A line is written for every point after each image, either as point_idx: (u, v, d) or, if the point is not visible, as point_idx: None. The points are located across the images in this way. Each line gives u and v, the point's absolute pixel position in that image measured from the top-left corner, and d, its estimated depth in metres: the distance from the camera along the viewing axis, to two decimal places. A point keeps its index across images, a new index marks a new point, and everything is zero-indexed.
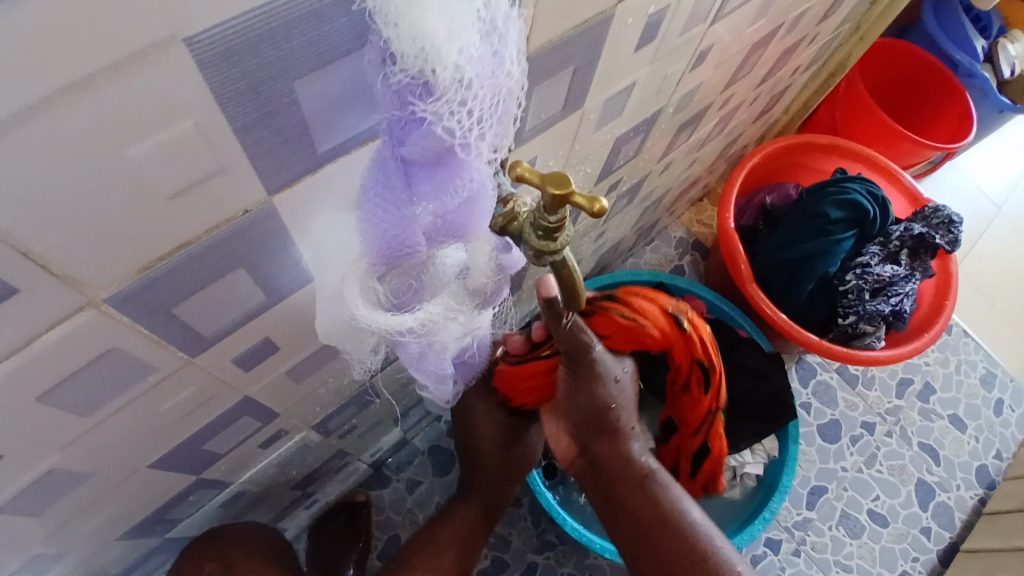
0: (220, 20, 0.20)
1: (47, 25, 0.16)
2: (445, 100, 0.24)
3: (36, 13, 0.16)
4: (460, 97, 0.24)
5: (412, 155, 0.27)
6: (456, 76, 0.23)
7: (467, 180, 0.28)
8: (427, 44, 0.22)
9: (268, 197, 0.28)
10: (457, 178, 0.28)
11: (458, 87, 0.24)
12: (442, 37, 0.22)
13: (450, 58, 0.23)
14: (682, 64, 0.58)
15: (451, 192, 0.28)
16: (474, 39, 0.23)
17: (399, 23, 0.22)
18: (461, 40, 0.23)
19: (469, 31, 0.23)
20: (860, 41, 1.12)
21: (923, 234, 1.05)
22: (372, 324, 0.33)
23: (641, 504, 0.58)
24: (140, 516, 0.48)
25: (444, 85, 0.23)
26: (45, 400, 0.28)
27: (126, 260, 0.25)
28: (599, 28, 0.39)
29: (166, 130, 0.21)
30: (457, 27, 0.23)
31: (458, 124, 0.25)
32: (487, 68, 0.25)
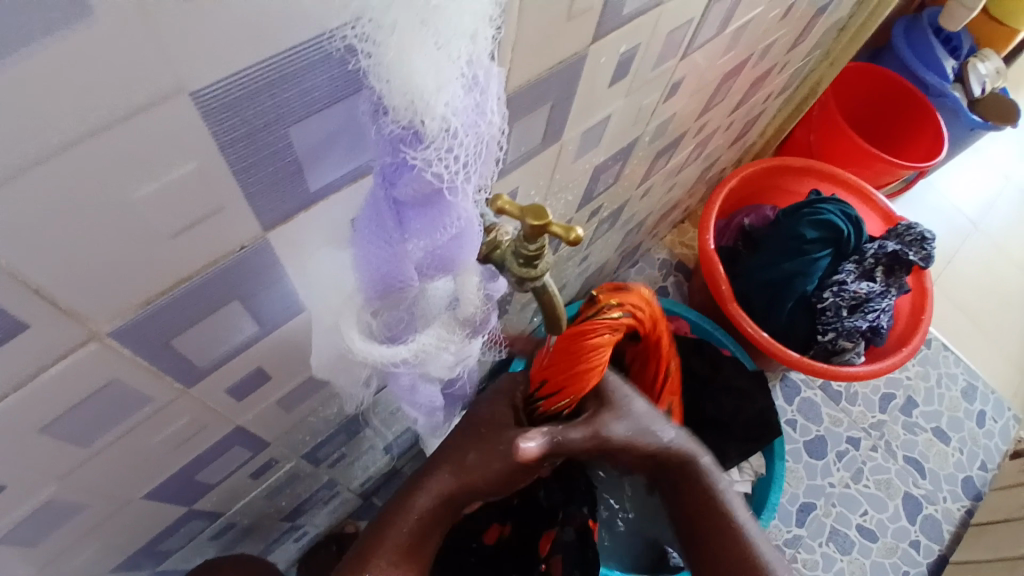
0: (221, 75, 0.21)
1: (66, 82, 0.18)
2: (434, 148, 0.26)
3: (55, 71, 0.18)
4: (447, 145, 0.26)
5: (403, 197, 0.29)
6: (444, 126, 0.26)
7: (455, 219, 0.30)
8: (417, 99, 0.24)
9: (263, 233, 0.29)
10: (446, 217, 0.30)
11: (446, 136, 0.26)
12: (431, 91, 0.24)
13: (438, 109, 0.25)
14: (657, 95, 0.61)
15: (440, 229, 0.30)
16: (460, 92, 0.25)
17: (391, 78, 0.24)
18: (448, 93, 0.25)
19: (456, 85, 0.25)
20: (827, 68, 1.17)
21: (896, 252, 1.09)
22: (367, 356, 0.36)
23: (694, 503, 0.56)
24: (130, 549, 0.48)
25: (432, 134, 0.26)
26: (46, 431, 0.29)
27: (128, 294, 0.26)
28: (574, 66, 0.41)
29: (171, 173, 0.23)
30: (446, 80, 0.24)
31: (446, 169, 0.27)
32: (471, 117, 0.27)
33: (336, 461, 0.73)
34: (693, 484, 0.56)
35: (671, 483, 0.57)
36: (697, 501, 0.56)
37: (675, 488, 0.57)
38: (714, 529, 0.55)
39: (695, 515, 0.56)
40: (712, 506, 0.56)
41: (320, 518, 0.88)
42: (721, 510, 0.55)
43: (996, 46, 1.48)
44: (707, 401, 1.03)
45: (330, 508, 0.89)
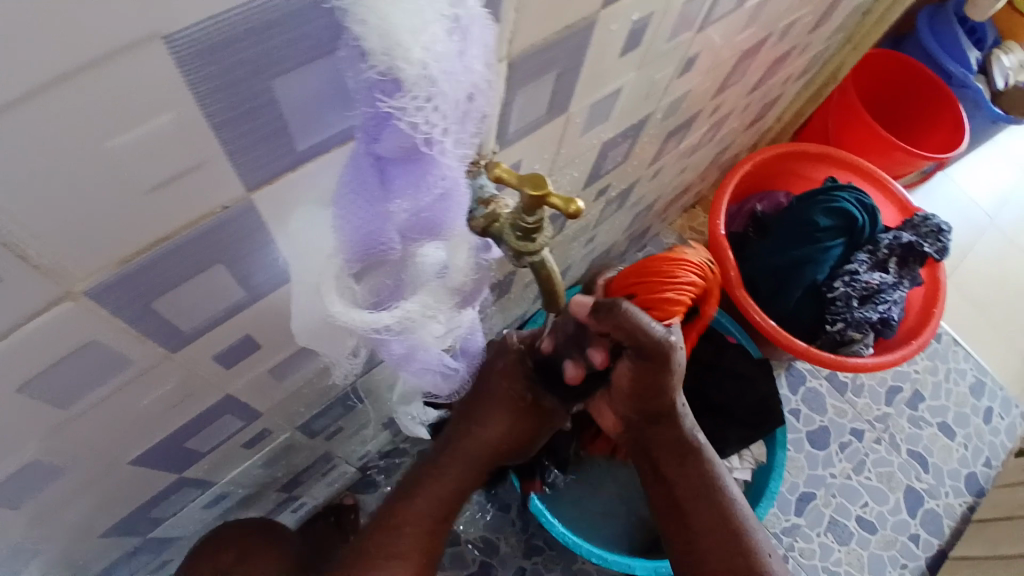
0: (197, 20, 0.20)
1: (20, 15, 0.17)
2: (412, 96, 0.25)
3: (16, 2, 0.16)
4: (426, 94, 0.25)
5: (385, 153, 0.28)
6: (423, 73, 0.24)
7: (438, 176, 0.29)
8: (395, 43, 0.23)
9: (246, 194, 0.28)
10: (430, 174, 0.29)
11: (425, 83, 0.25)
12: (407, 34, 0.23)
13: (416, 54, 0.24)
14: (670, 70, 0.59)
15: (423, 188, 0.30)
16: (439, 36, 0.24)
17: (367, 20, 0.23)
18: (426, 36, 0.24)
19: (432, 27, 0.24)
20: (852, 50, 1.13)
21: (911, 243, 1.07)
22: (349, 321, 0.34)
23: (688, 483, 0.58)
24: (120, 513, 0.48)
25: (411, 81, 0.24)
26: (25, 390, 0.29)
27: (104, 252, 0.25)
28: (581, 33, 0.39)
29: (145, 124, 0.22)
30: (423, 22, 0.23)
31: (424, 120, 0.26)
32: (453, 63, 0.25)
33: (333, 433, 0.73)
34: (689, 466, 0.58)
35: (665, 461, 0.59)
36: (694, 482, 0.58)
37: (668, 466, 0.59)
38: (697, 496, 0.58)
39: (688, 500, 0.58)
40: (710, 490, 0.58)
41: (318, 490, 0.88)
42: (716, 494, 0.58)
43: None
44: (712, 388, 1.02)
45: (328, 481, 0.89)
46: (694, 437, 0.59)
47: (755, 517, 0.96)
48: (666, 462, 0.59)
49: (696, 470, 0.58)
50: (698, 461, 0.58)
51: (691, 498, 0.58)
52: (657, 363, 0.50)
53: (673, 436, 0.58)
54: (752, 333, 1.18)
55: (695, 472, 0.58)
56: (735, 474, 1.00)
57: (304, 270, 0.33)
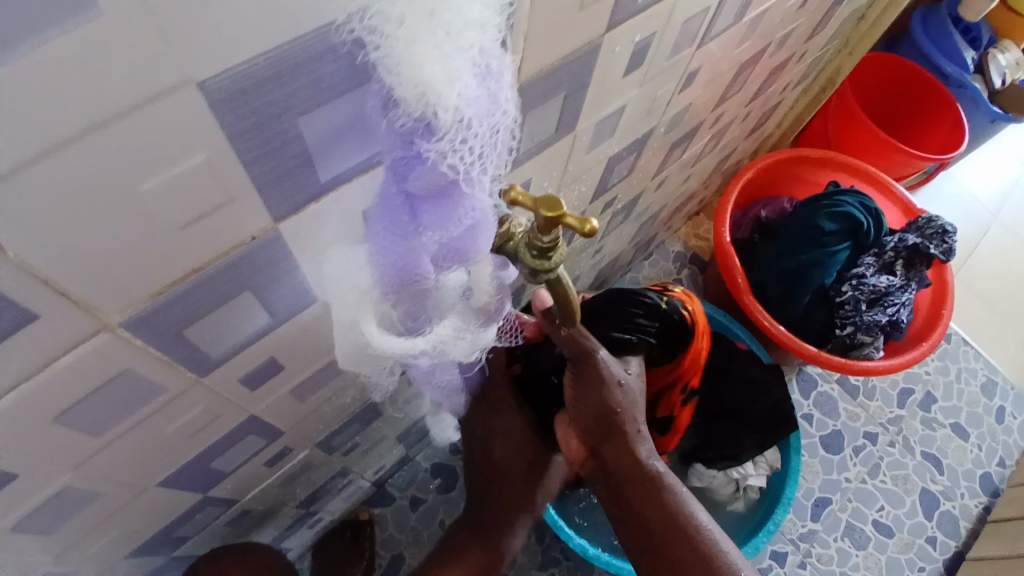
0: (224, 66, 0.21)
1: (63, 71, 0.18)
2: (448, 139, 0.26)
3: (55, 60, 0.18)
4: (460, 136, 0.26)
5: (417, 190, 0.29)
6: (456, 117, 0.26)
7: (470, 210, 0.30)
8: (429, 90, 0.24)
9: (274, 224, 0.29)
10: (461, 209, 0.30)
11: (459, 127, 0.26)
12: (441, 82, 0.24)
13: (451, 100, 0.25)
14: (671, 84, 0.60)
15: (456, 222, 0.30)
16: (471, 81, 0.25)
17: (400, 72, 0.24)
18: (460, 84, 0.25)
19: (465, 75, 0.25)
20: (850, 55, 1.14)
21: (917, 244, 1.07)
22: (387, 349, 0.35)
23: (653, 513, 0.56)
24: (147, 534, 0.49)
25: (446, 126, 0.26)
26: (61, 419, 0.30)
27: (139, 285, 0.26)
28: (587, 55, 0.41)
29: (177, 166, 0.23)
30: (455, 72, 0.25)
31: (459, 160, 0.27)
32: (483, 106, 0.27)
33: (349, 450, 0.74)
34: (649, 495, 0.56)
35: (628, 491, 0.57)
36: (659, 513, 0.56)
37: (631, 494, 0.57)
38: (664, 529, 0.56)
39: (660, 531, 0.56)
40: (670, 519, 0.56)
41: (334, 506, 0.89)
42: (684, 526, 0.56)
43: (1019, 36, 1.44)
44: (724, 393, 1.03)
45: (344, 497, 0.90)
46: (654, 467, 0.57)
47: (772, 523, 0.96)
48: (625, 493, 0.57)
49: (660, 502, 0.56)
50: (657, 490, 0.57)
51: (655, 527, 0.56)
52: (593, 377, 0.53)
53: (631, 462, 0.56)
54: (761, 338, 1.18)
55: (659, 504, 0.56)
56: (750, 481, 1.00)
57: (342, 301, 0.33)
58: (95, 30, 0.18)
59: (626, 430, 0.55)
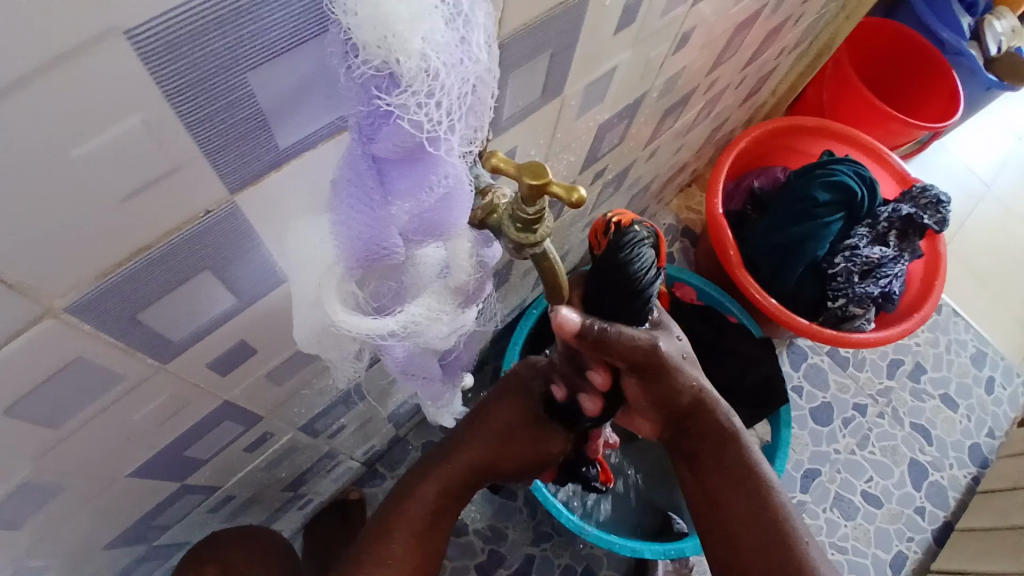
0: (158, 11, 0.19)
1: None
2: (412, 92, 0.23)
3: None
4: (427, 89, 0.23)
5: (384, 153, 0.26)
6: (422, 65, 0.23)
7: (442, 175, 0.27)
8: (390, 33, 0.22)
9: (230, 196, 0.27)
10: (431, 173, 0.27)
11: (425, 76, 0.23)
12: (405, 22, 0.22)
13: (414, 44, 0.22)
14: (665, 47, 0.57)
15: (426, 188, 0.27)
16: (439, 25, 0.22)
17: (359, 11, 0.21)
18: (425, 25, 0.22)
19: (431, 15, 0.22)
20: (846, 20, 1.11)
21: (910, 215, 1.05)
22: (352, 329, 0.32)
23: (726, 473, 0.56)
24: (123, 525, 0.47)
25: (410, 75, 0.23)
26: (9, 412, 0.27)
27: (83, 266, 0.24)
28: (575, 10, 0.38)
29: (111, 129, 0.20)
30: (421, 11, 0.22)
31: (427, 117, 0.24)
32: (455, 55, 0.23)
33: (336, 431, 0.72)
34: (728, 453, 0.56)
35: (703, 450, 0.56)
36: (731, 468, 0.56)
37: (708, 457, 0.56)
38: (730, 481, 0.56)
39: (732, 487, 0.56)
40: (748, 473, 0.56)
41: (323, 487, 0.87)
42: (754, 480, 0.56)
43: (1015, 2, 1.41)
44: (713, 369, 1.01)
45: (334, 477, 0.89)
46: (732, 424, 0.55)
47: None
48: (704, 452, 0.56)
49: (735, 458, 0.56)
50: (736, 448, 0.56)
51: (722, 480, 0.56)
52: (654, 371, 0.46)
53: (710, 428, 0.55)
54: (753, 311, 1.17)
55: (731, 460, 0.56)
56: None
57: (302, 281, 0.31)
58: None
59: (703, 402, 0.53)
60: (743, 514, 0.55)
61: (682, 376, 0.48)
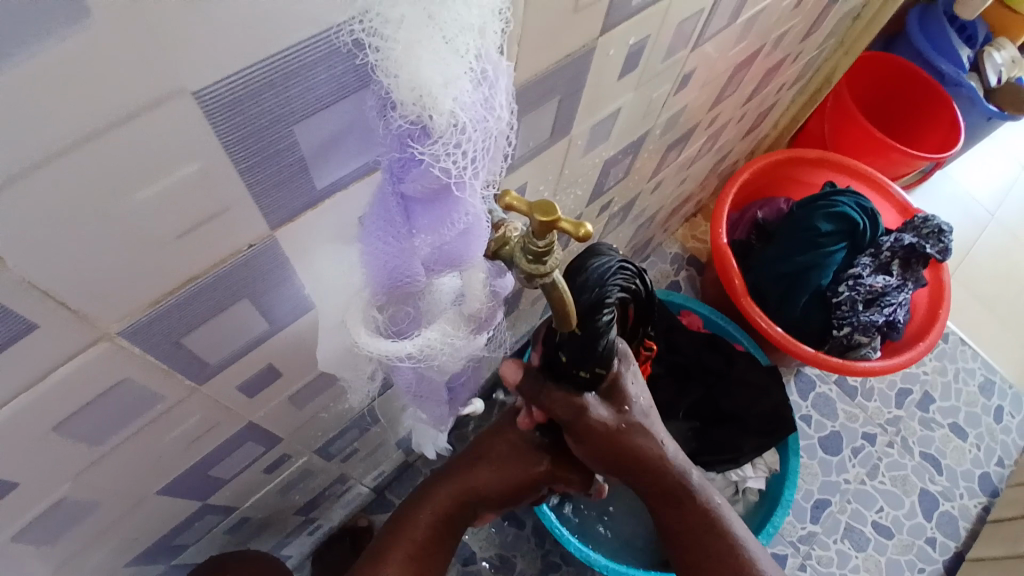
0: (224, 74, 0.21)
1: (53, 73, 0.18)
2: (442, 144, 0.25)
3: (40, 66, 0.17)
4: (455, 141, 0.25)
5: (411, 192, 0.28)
6: (453, 122, 0.25)
7: (463, 214, 0.29)
8: (425, 93, 0.24)
9: (271, 232, 0.29)
10: (452, 212, 0.29)
11: (454, 131, 0.25)
12: (437, 85, 0.24)
13: (445, 105, 0.24)
14: (667, 87, 0.60)
15: (448, 225, 0.30)
16: (469, 88, 0.25)
17: (398, 74, 0.23)
18: (457, 88, 0.24)
19: (463, 80, 0.24)
20: (844, 56, 1.15)
21: (913, 245, 1.06)
22: (373, 352, 0.35)
23: (687, 527, 0.55)
24: (146, 544, 0.49)
25: (441, 131, 0.25)
26: (58, 429, 0.30)
27: (138, 294, 0.26)
28: (580, 61, 0.41)
29: (174, 174, 0.23)
30: (453, 76, 0.24)
31: (453, 165, 0.26)
32: (479, 112, 0.26)
33: (348, 455, 0.73)
34: (688, 509, 0.54)
35: (658, 504, 0.55)
36: (692, 523, 0.55)
37: (665, 513, 0.55)
38: (695, 531, 0.55)
39: (689, 535, 0.55)
40: (709, 528, 0.55)
41: (333, 512, 0.89)
42: (715, 528, 0.55)
43: (1016, 32, 1.44)
44: (722, 397, 1.03)
45: (344, 503, 0.90)
46: (688, 479, 0.54)
47: (771, 526, 0.96)
48: (658, 502, 0.55)
49: (696, 511, 0.55)
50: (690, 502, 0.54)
51: (689, 534, 0.55)
52: (591, 432, 0.49)
53: (659, 486, 0.54)
54: (759, 339, 1.19)
55: (694, 516, 0.55)
56: (749, 483, 1.01)
57: (332, 298, 0.35)
58: (98, 43, 0.18)
59: (648, 463, 0.52)
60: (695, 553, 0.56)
61: (599, 427, 0.48)
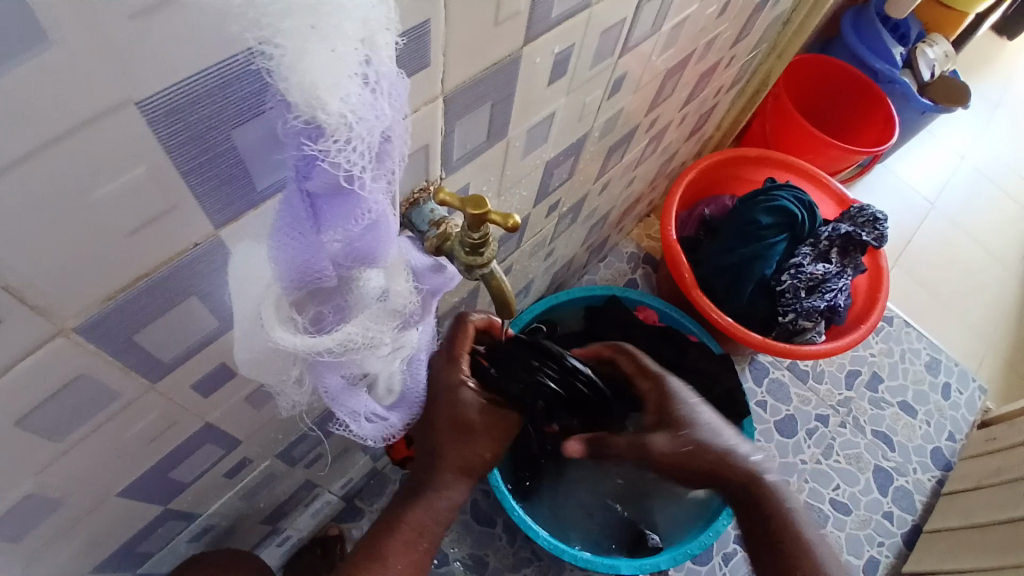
0: (162, 86, 0.24)
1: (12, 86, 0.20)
2: (334, 142, 0.26)
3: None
4: (346, 138, 0.26)
5: (315, 191, 0.29)
6: (343, 121, 0.25)
7: (366, 210, 0.31)
8: (314, 97, 0.24)
9: (215, 231, 0.32)
10: (357, 208, 0.30)
11: (346, 130, 0.26)
12: (324, 88, 0.24)
13: (333, 106, 0.25)
14: (599, 92, 0.64)
15: (353, 221, 0.31)
16: (355, 89, 0.25)
17: (287, 78, 0.24)
18: (343, 90, 0.25)
19: (348, 81, 0.25)
20: (777, 58, 1.22)
21: (849, 233, 1.14)
22: (291, 346, 0.35)
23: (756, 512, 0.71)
24: (109, 549, 0.50)
25: (333, 131, 0.25)
26: (21, 424, 0.31)
27: (93, 290, 0.28)
28: (509, 67, 0.44)
29: (124, 175, 0.25)
30: (339, 77, 0.24)
31: (349, 162, 0.27)
32: (368, 110, 0.26)
33: (314, 459, 0.75)
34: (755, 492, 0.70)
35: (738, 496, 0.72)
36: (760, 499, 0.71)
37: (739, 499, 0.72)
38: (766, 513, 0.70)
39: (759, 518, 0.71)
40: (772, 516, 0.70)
41: (302, 521, 0.90)
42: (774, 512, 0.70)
43: (947, 29, 1.55)
44: None
45: (312, 512, 0.91)
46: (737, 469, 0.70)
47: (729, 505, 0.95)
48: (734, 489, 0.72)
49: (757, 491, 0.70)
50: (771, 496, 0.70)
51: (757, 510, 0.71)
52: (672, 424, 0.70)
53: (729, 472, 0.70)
54: (712, 330, 1.24)
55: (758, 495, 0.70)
56: None
57: (242, 301, 0.34)
58: (53, 61, 0.20)
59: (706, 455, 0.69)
60: (768, 539, 0.71)
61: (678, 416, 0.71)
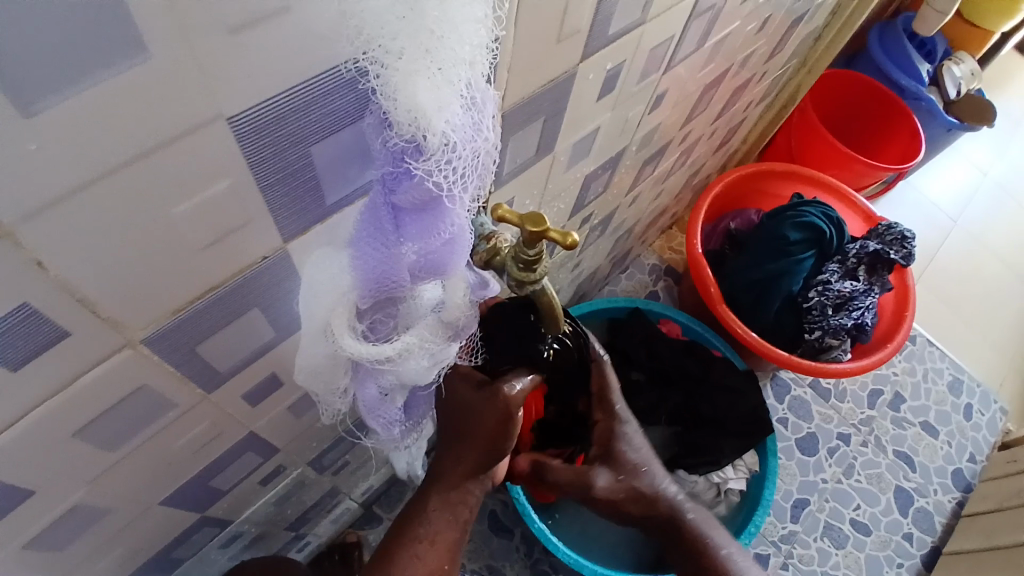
0: (250, 103, 0.24)
1: (109, 101, 0.20)
2: (434, 160, 0.28)
3: (97, 96, 0.19)
4: (444, 157, 0.28)
5: (401, 203, 0.30)
6: (443, 141, 0.27)
7: (449, 225, 0.32)
8: (419, 115, 0.26)
9: (284, 243, 0.32)
10: (440, 222, 0.31)
11: (444, 150, 0.28)
12: (432, 109, 0.26)
13: (438, 126, 0.26)
14: (642, 106, 0.64)
15: (433, 235, 0.32)
16: (459, 111, 0.27)
17: (396, 97, 0.25)
18: (448, 112, 0.26)
19: (453, 103, 0.27)
20: (808, 73, 1.21)
21: (878, 251, 1.13)
22: (355, 353, 0.35)
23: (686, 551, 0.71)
24: (146, 556, 0.49)
25: (433, 148, 0.27)
26: (78, 435, 0.31)
27: (162, 304, 0.28)
28: (563, 84, 0.44)
29: (205, 190, 0.25)
30: (445, 100, 0.26)
31: (444, 179, 0.29)
32: (468, 133, 0.28)
33: (341, 467, 0.75)
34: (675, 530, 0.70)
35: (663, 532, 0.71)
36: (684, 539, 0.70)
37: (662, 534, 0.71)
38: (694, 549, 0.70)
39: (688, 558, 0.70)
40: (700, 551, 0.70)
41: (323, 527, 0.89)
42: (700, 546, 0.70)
43: (972, 46, 1.53)
44: (703, 403, 1.06)
45: (333, 518, 0.91)
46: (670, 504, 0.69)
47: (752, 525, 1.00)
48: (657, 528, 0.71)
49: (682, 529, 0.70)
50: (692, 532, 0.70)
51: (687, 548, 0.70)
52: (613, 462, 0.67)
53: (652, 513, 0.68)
54: (736, 346, 1.23)
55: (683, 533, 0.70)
56: (730, 485, 1.05)
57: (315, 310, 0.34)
58: (150, 77, 0.20)
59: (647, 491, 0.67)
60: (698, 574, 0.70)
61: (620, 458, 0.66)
